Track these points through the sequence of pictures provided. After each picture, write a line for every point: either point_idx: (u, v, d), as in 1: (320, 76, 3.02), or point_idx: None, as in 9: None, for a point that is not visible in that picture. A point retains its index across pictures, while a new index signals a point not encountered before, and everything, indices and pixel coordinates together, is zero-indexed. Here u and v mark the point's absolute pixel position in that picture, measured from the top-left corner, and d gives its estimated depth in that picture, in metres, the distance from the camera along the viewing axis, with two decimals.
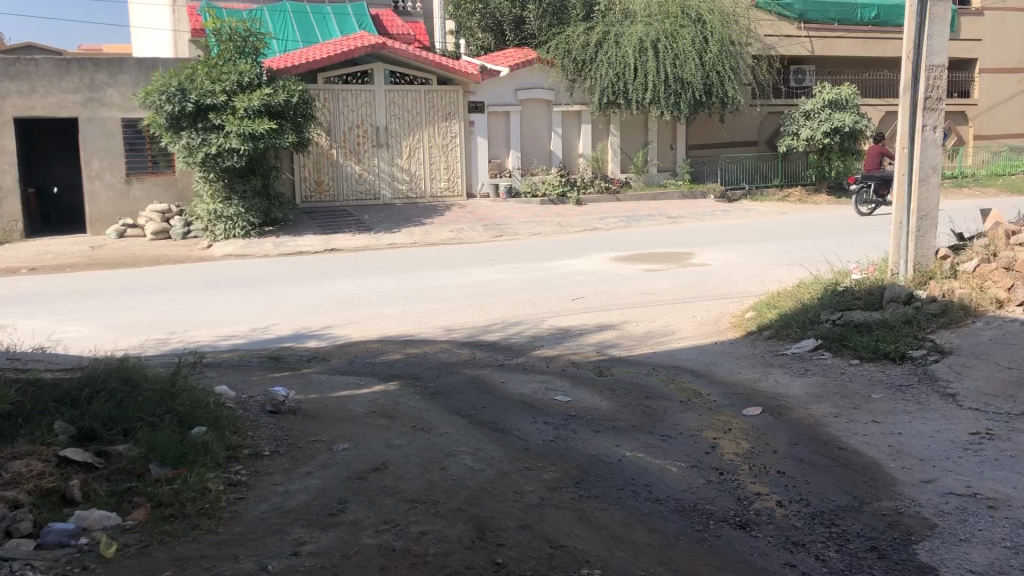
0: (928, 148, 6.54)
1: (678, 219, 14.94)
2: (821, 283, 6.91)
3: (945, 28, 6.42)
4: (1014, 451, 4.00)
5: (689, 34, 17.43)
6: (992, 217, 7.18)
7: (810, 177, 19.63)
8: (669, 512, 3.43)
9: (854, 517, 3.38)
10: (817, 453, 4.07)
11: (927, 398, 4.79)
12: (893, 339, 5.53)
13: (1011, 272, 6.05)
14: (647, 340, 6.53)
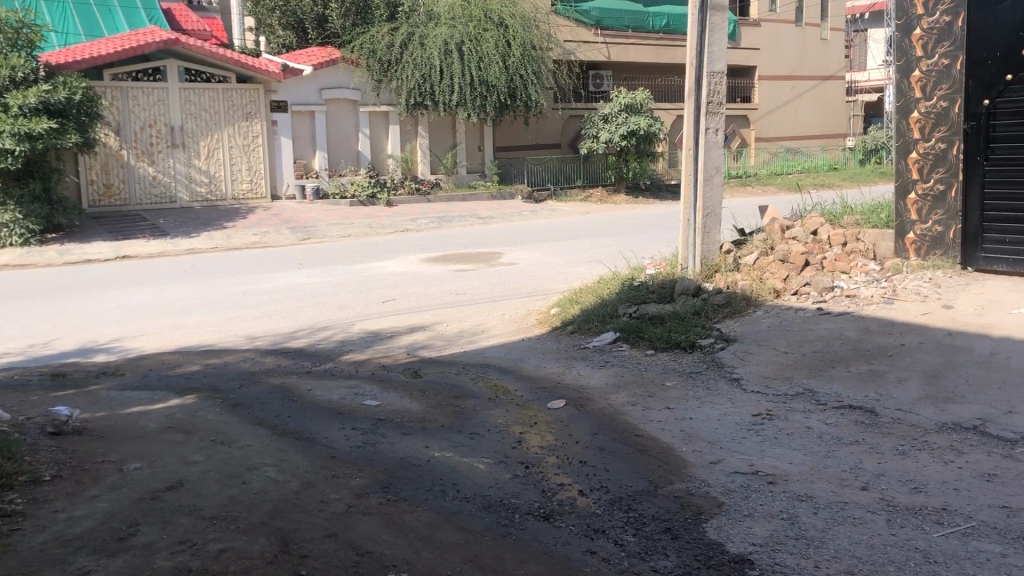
0: (711, 150, 6.99)
1: (488, 220, 15.17)
2: (619, 279, 7.23)
3: (724, 37, 6.88)
4: (791, 429, 4.34)
5: (493, 38, 17.65)
6: (768, 213, 7.77)
7: (610, 178, 20.39)
8: (476, 509, 3.47)
9: (650, 501, 3.54)
10: (616, 442, 4.25)
11: (715, 383, 5.11)
12: (684, 329, 5.86)
13: (786, 263, 6.62)
14: (457, 339, 6.58)
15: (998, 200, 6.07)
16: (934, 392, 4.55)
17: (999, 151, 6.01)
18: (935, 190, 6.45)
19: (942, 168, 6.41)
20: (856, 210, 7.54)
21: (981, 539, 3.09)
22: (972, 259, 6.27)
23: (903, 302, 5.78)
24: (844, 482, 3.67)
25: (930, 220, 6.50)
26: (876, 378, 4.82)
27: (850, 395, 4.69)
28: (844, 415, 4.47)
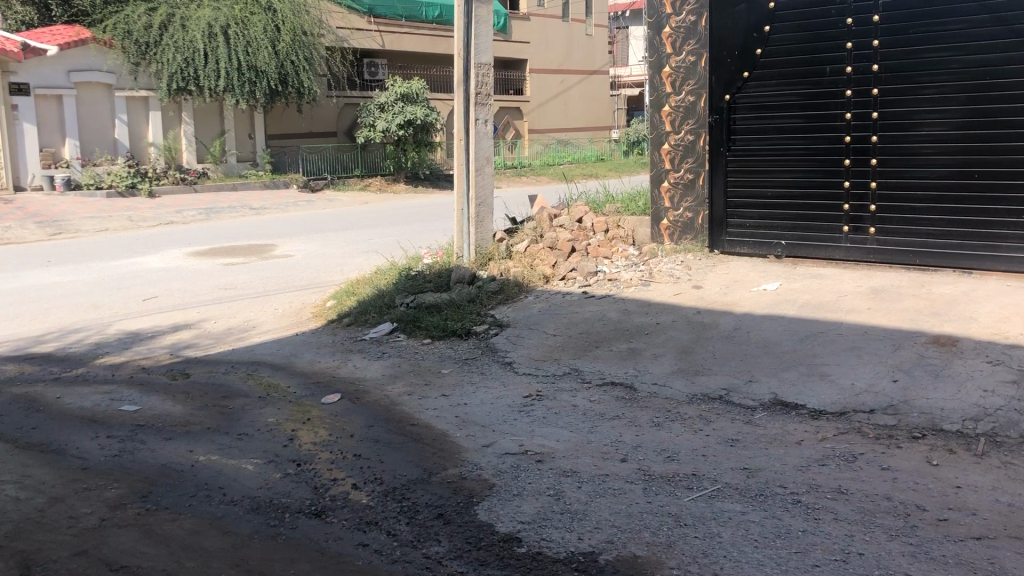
0: (481, 140, 7.12)
1: (261, 211, 14.65)
2: (396, 269, 7.21)
3: (488, 29, 7.03)
4: (558, 408, 4.52)
5: (260, 22, 17.03)
6: (537, 202, 8.03)
7: (388, 168, 20.28)
8: (244, 512, 3.35)
9: (423, 489, 3.57)
10: (390, 433, 4.24)
11: (488, 367, 5.24)
12: (458, 317, 5.94)
13: (554, 250, 6.89)
14: (226, 336, 6.31)
15: (739, 188, 6.67)
16: (686, 365, 4.91)
17: (739, 142, 6.61)
18: (686, 178, 6.92)
19: (691, 158, 6.88)
20: (617, 199, 7.97)
21: (725, 499, 3.36)
22: (718, 243, 6.86)
23: (659, 284, 6.19)
24: (607, 455, 3.87)
25: (681, 207, 6.98)
26: (635, 356, 5.12)
27: (613, 372, 4.96)
28: (607, 392, 4.72)
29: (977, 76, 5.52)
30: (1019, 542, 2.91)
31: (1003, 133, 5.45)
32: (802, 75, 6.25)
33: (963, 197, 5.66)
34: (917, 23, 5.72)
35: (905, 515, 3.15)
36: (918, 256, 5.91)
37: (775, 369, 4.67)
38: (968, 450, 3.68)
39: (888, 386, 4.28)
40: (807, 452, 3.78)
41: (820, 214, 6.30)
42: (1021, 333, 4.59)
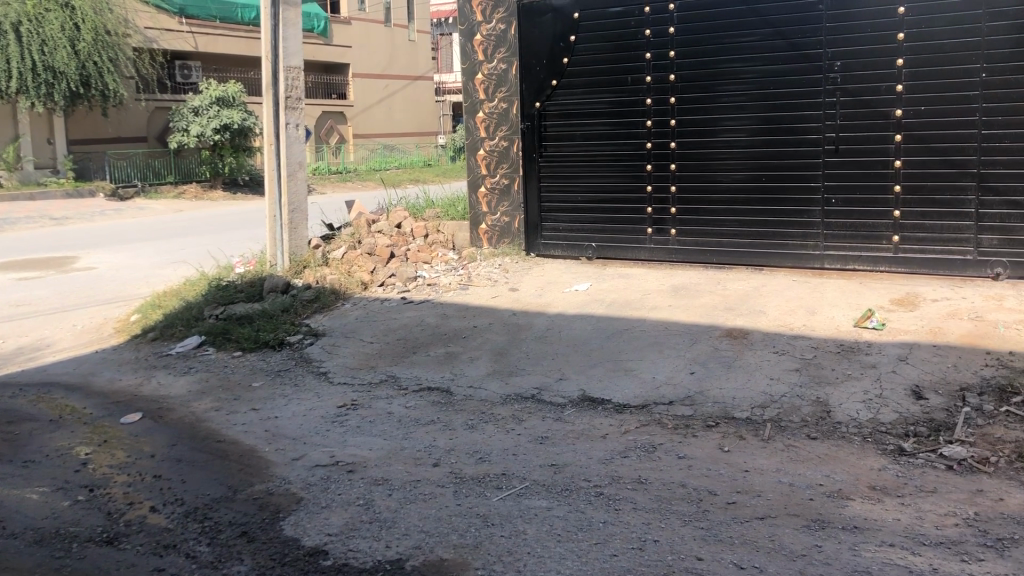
0: (292, 145, 6.98)
1: (63, 221, 13.70)
2: (206, 279, 6.94)
3: (297, 32, 6.89)
4: (372, 416, 4.49)
5: (57, 20, 15.96)
6: (355, 207, 7.95)
7: (204, 174, 19.43)
8: (26, 545, 3.11)
9: (227, 507, 3.44)
10: (194, 450, 4.06)
11: (302, 378, 5.12)
12: (272, 327, 5.78)
13: (373, 256, 6.83)
14: (16, 357, 5.86)
15: (551, 192, 6.86)
16: (499, 367, 4.99)
17: (549, 149, 6.80)
18: (501, 184, 7.03)
19: (506, 164, 7.00)
20: (436, 204, 8.00)
21: (531, 496, 3.44)
22: (533, 246, 7.03)
23: (476, 288, 6.26)
24: (418, 461, 3.87)
25: (498, 212, 7.09)
26: (451, 359, 5.16)
27: (428, 378, 4.96)
28: (422, 397, 4.73)
29: (763, 86, 5.92)
30: (796, 518, 3.14)
31: (787, 140, 5.87)
32: (606, 83, 6.49)
33: (754, 199, 6.06)
34: (709, 35, 6.07)
35: (698, 500, 3.33)
36: (716, 255, 6.27)
37: (584, 367, 4.82)
38: (756, 436, 3.94)
39: (686, 378, 4.52)
40: (612, 446, 3.93)
41: (628, 217, 6.58)
42: (804, 324, 4.97)
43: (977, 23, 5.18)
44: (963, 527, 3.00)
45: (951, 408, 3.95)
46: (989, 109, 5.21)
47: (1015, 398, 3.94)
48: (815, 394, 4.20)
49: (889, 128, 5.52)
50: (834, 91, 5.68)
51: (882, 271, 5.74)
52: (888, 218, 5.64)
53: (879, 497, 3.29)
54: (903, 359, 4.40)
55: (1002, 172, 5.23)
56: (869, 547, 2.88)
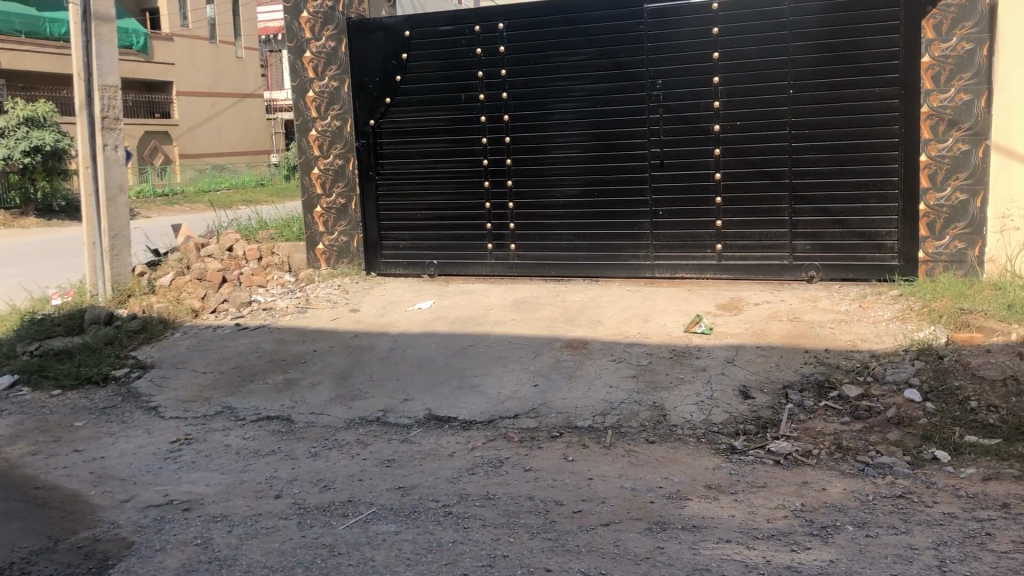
0: (111, 167, 6.60)
1: None
2: (18, 314, 6.45)
3: (112, 49, 6.53)
4: (208, 450, 4.28)
5: None
6: (183, 231, 7.59)
7: (13, 200, 17.97)
8: None
9: (47, 559, 3.18)
10: (8, 501, 3.74)
11: (130, 415, 4.82)
12: (94, 362, 5.43)
13: (204, 281, 6.55)
14: None
15: (389, 211, 6.80)
16: (342, 391, 4.88)
17: (386, 167, 6.74)
18: (337, 203, 6.89)
19: (342, 182, 6.85)
20: (270, 225, 7.76)
21: (379, 521, 3.38)
22: (374, 265, 6.95)
23: (315, 310, 6.12)
24: (259, 494, 3.72)
25: (335, 231, 6.92)
26: (291, 386, 5.00)
27: (267, 407, 4.79)
28: (261, 427, 4.55)
29: (591, 103, 6.10)
30: (639, 522, 3.23)
31: (616, 155, 6.08)
32: (440, 101, 6.51)
33: (588, 213, 6.23)
34: (538, 55, 6.21)
35: (545, 512, 3.37)
36: (554, 268, 6.41)
37: (428, 386, 4.79)
38: (598, 443, 4.04)
39: (529, 392, 4.57)
40: (459, 463, 3.92)
41: (466, 233, 6.61)
42: (638, 331, 5.14)
43: (784, 43, 5.59)
44: (791, 519, 3.18)
45: (776, 405, 4.20)
46: (797, 123, 5.63)
47: (831, 393, 4.22)
48: (652, 399, 4.35)
49: (709, 143, 5.83)
50: (658, 108, 5.93)
51: (709, 278, 6.03)
52: (711, 227, 5.93)
53: (715, 495, 3.44)
54: (731, 361, 4.63)
55: (813, 181, 5.65)
56: (708, 544, 3.00)
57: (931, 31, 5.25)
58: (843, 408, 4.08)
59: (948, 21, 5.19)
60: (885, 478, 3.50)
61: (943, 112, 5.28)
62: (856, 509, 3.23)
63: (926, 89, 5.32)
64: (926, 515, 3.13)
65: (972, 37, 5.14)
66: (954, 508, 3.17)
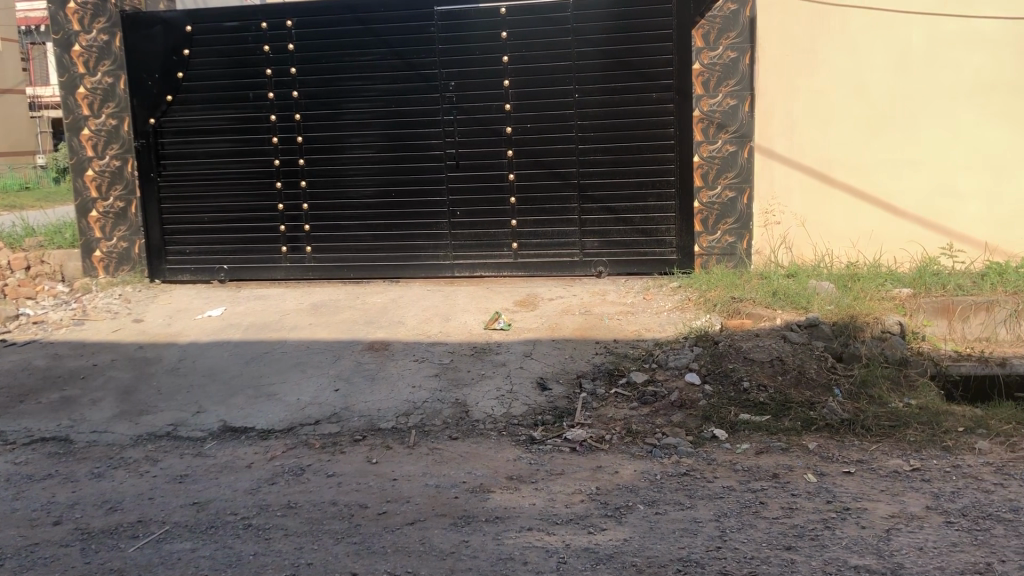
0: None
1: None
2: None
3: None
4: None
5: None
6: None
7: None
8: None
9: None
10: None
11: None
12: None
13: None
14: None
15: (175, 214, 6.46)
16: (127, 407, 4.59)
17: (169, 168, 6.39)
18: (115, 207, 6.46)
19: (120, 185, 6.44)
20: (37, 232, 7.09)
21: (173, 540, 3.21)
22: (157, 271, 6.57)
23: (94, 321, 5.72)
24: (35, 522, 3.43)
25: (114, 237, 6.51)
26: (69, 404, 4.64)
27: (42, 428, 4.42)
28: (35, 450, 4.19)
29: (385, 104, 6.09)
30: (444, 518, 3.26)
31: (411, 155, 6.10)
32: (226, 99, 6.26)
33: (385, 213, 6.21)
34: (330, 53, 6.11)
35: (349, 516, 3.33)
36: (352, 270, 6.32)
37: (222, 396, 4.60)
38: (402, 444, 4.04)
39: (330, 397, 4.50)
40: (258, 474, 3.80)
41: (260, 236, 6.39)
42: (439, 330, 5.19)
43: (569, 49, 5.83)
44: (588, 502, 3.33)
45: (571, 395, 4.37)
46: (583, 125, 5.88)
47: (621, 380, 4.46)
48: (453, 396, 4.41)
49: (501, 144, 5.98)
50: (451, 109, 6.00)
51: (505, 276, 6.18)
52: (507, 227, 6.08)
53: (516, 485, 3.54)
54: (528, 355, 4.78)
55: (598, 182, 5.93)
56: (510, 534, 3.08)
57: (700, 40, 5.67)
58: (631, 394, 4.31)
59: (715, 31, 5.65)
60: (671, 458, 3.74)
61: (713, 116, 5.74)
62: (646, 489, 3.43)
63: (697, 95, 5.73)
64: (708, 489, 3.38)
65: (736, 46, 5.65)
66: (733, 481, 3.44)
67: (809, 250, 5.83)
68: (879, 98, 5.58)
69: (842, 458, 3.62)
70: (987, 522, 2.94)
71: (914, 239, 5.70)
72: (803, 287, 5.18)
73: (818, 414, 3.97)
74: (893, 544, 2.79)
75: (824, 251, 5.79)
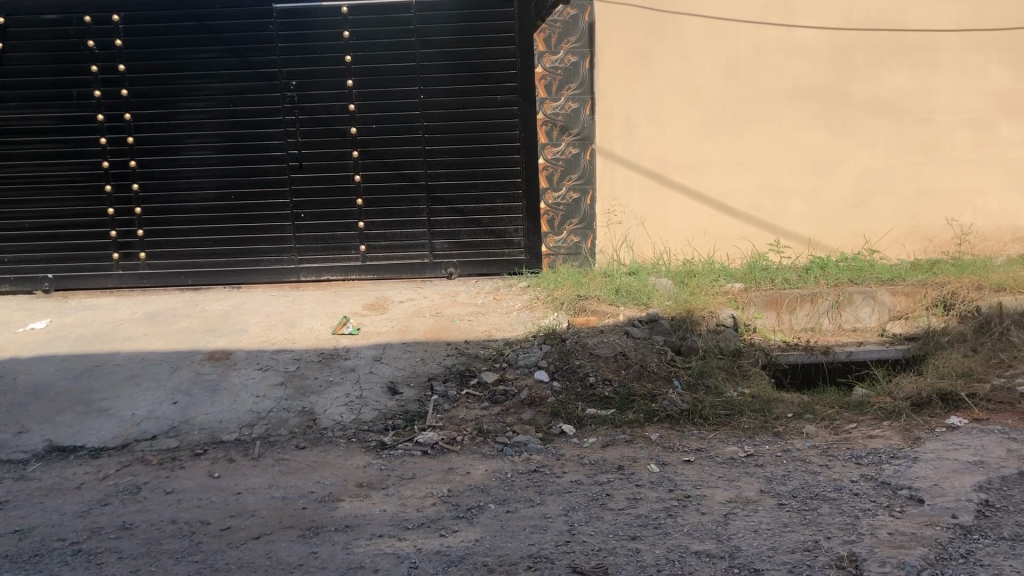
0: None
1: None
2: None
3: None
4: None
5: None
6: None
7: None
8: None
9: None
10: None
11: None
12: None
13: None
14: None
15: None
16: None
17: None
18: None
19: None
20: None
21: None
22: None
23: None
24: None
25: None
26: None
27: None
28: None
29: (222, 103, 5.84)
30: (291, 530, 3.17)
31: (252, 156, 5.90)
32: (45, 97, 5.83)
33: (225, 217, 5.98)
34: (161, 49, 5.80)
35: (190, 534, 3.18)
36: (191, 277, 6.07)
37: (48, 415, 4.30)
38: (247, 456, 3.91)
39: (168, 410, 4.28)
40: (89, 495, 3.57)
41: (89, 242, 6.02)
42: (285, 337, 5.04)
43: (412, 49, 5.78)
44: (439, 505, 3.32)
45: (421, 398, 4.35)
46: (429, 126, 5.86)
47: (471, 380, 4.47)
48: (300, 404, 4.29)
49: (346, 145, 5.88)
50: (293, 109, 5.85)
51: (354, 279, 6.09)
52: (354, 229, 5.99)
53: (367, 493, 3.48)
54: (378, 358, 4.71)
55: (446, 183, 5.93)
56: (360, 542, 3.02)
57: (542, 44, 5.74)
58: (482, 394, 4.33)
59: (555, 35, 5.74)
60: (521, 456, 3.77)
61: (557, 118, 5.84)
62: (497, 488, 3.45)
63: (541, 98, 5.80)
64: (557, 484, 3.43)
65: (576, 50, 5.76)
66: (581, 474, 3.52)
67: (648, 248, 6.12)
68: (710, 105, 5.95)
69: (682, 448, 3.77)
70: (814, 502, 3.12)
71: (743, 236, 6.16)
72: (644, 284, 5.37)
73: (660, 405, 4.12)
74: (730, 529, 2.92)
75: (662, 250, 6.11)
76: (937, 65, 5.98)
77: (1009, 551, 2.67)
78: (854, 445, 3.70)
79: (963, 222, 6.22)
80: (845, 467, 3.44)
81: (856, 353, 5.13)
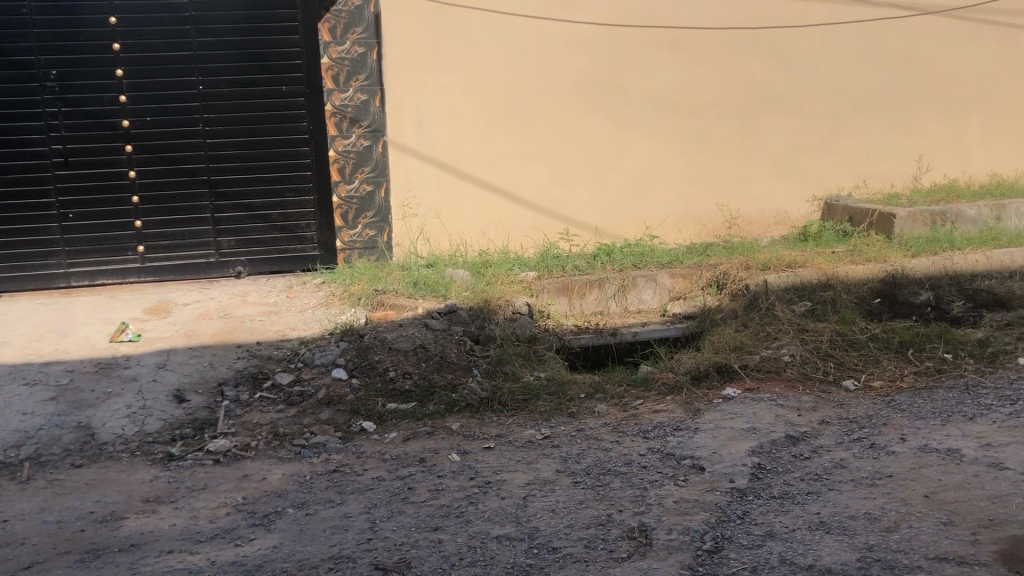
0: None
1: None
2: None
3: None
4: None
5: None
6: None
7: None
8: None
9: None
10: None
11: None
12: None
13: None
14: None
15: None
16: None
17: None
18: None
19: None
20: None
21: None
22: None
23: None
24: None
25: None
26: None
27: None
28: None
29: None
30: (68, 556, 2.92)
31: (9, 153, 5.37)
32: None
33: None
34: None
35: None
36: None
37: None
38: (14, 480, 3.57)
39: None
40: None
41: None
42: (55, 348, 4.64)
43: (187, 37, 5.46)
44: (233, 514, 3.17)
45: (211, 405, 4.14)
46: (210, 119, 5.58)
47: (265, 383, 4.31)
48: (75, 420, 3.97)
49: (117, 138, 5.50)
50: (53, 101, 5.38)
51: (133, 283, 5.71)
52: (130, 228, 5.62)
53: (153, 508, 3.27)
54: (161, 366, 4.44)
55: (230, 177, 5.68)
56: (147, 561, 2.83)
57: (327, 34, 5.61)
58: (277, 396, 4.18)
59: (341, 26, 5.62)
60: (319, 456, 3.68)
61: (345, 110, 5.73)
62: (295, 491, 3.35)
63: (327, 89, 5.68)
64: (357, 483, 3.38)
65: (362, 42, 5.67)
66: (381, 471, 3.48)
67: (444, 241, 6.14)
68: (498, 99, 6.04)
69: (482, 435, 3.81)
70: (606, 477, 3.25)
71: (535, 226, 6.33)
72: (440, 276, 5.38)
73: (459, 395, 4.15)
74: (529, 511, 2.99)
75: (458, 242, 6.16)
76: (704, 61, 6.39)
77: (779, 508, 2.90)
78: (642, 421, 3.88)
79: (732, 207, 6.69)
80: (634, 442, 3.60)
81: (641, 333, 5.38)
